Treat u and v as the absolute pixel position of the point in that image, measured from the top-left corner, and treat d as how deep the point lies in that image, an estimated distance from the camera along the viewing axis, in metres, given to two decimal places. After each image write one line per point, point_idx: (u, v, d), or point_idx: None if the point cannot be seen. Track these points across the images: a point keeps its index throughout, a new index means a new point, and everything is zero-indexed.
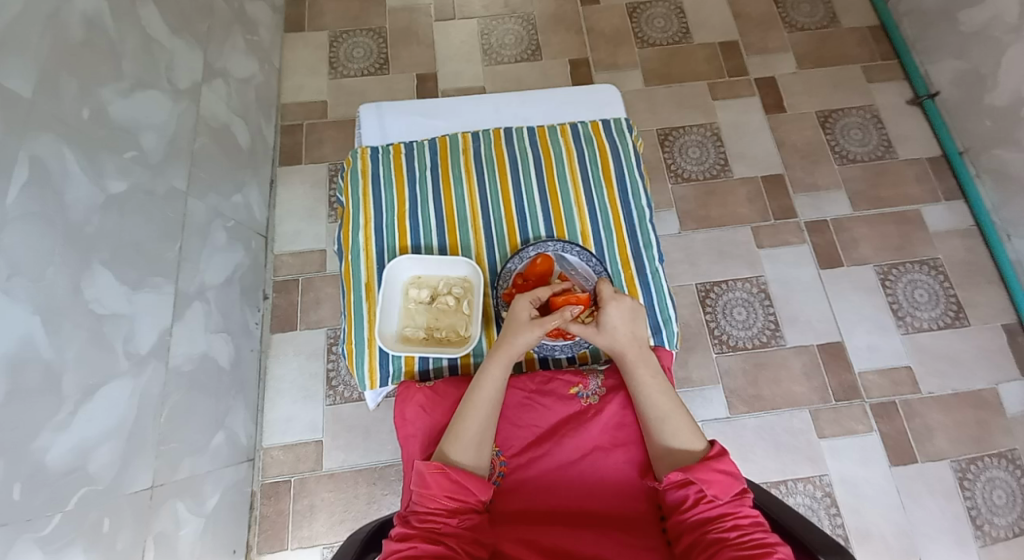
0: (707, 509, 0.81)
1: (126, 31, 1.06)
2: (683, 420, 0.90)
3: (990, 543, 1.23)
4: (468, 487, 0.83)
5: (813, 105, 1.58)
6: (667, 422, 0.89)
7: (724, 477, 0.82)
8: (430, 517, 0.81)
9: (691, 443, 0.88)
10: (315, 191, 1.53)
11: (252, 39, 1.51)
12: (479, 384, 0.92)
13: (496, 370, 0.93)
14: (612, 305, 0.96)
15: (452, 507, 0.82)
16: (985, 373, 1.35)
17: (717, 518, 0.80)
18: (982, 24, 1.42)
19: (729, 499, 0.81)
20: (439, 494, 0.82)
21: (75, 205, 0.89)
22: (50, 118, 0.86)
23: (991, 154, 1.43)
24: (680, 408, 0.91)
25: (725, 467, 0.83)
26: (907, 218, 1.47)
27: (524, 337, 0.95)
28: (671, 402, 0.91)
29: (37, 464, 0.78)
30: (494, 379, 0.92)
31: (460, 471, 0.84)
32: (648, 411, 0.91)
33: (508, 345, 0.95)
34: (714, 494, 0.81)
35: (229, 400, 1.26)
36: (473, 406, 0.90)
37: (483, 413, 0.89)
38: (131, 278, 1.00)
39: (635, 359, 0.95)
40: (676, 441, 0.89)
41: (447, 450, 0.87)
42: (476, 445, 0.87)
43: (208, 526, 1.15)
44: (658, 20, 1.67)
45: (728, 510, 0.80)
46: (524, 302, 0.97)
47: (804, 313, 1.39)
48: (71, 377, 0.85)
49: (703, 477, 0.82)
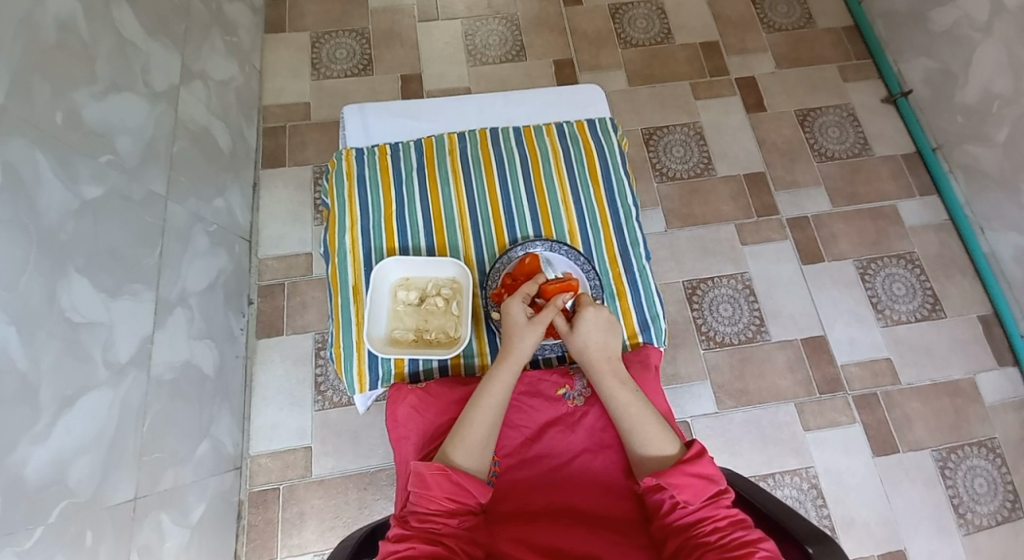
0: (684, 515, 0.82)
1: (100, 32, 1.03)
2: (655, 426, 0.89)
3: (973, 531, 1.26)
4: (469, 488, 0.83)
5: (792, 104, 1.61)
6: (634, 434, 0.89)
7: (697, 481, 0.83)
8: (429, 518, 0.80)
9: (664, 448, 0.88)
10: (299, 194, 1.52)
11: (231, 40, 1.49)
12: (485, 388, 0.91)
13: (507, 375, 0.93)
14: (589, 311, 0.99)
15: (451, 508, 0.82)
16: (962, 363, 1.38)
17: (696, 522, 0.80)
18: (951, 23, 1.46)
19: (704, 502, 0.82)
20: (439, 495, 0.81)
21: (49, 211, 0.87)
22: (22, 122, 0.84)
23: (963, 151, 1.48)
24: (650, 414, 0.90)
25: (699, 470, 0.84)
26: (884, 214, 1.51)
27: (527, 340, 0.96)
28: (643, 410, 0.90)
29: (15, 477, 0.76)
30: (503, 385, 0.92)
31: (461, 473, 0.83)
32: (620, 420, 0.91)
33: (512, 346, 0.95)
34: (685, 499, 0.82)
35: (213, 407, 1.23)
36: (480, 408, 0.89)
37: (490, 417, 0.89)
38: (108, 284, 0.97)
39: (602, 368, 0.94)
40: (648, 448, 0.88)
41: (449, 452, 0.86)
42: (479, 450, 0.87)
43: (194, 537, 1.13)
44: (640, 21, 1.68)
45: (706, 513, 0.80)
46: (520, 301, 0.98)
47: (787, 308, 1.42)
48: (48, 388, 0.83)
49: (675, 482, 0.83)
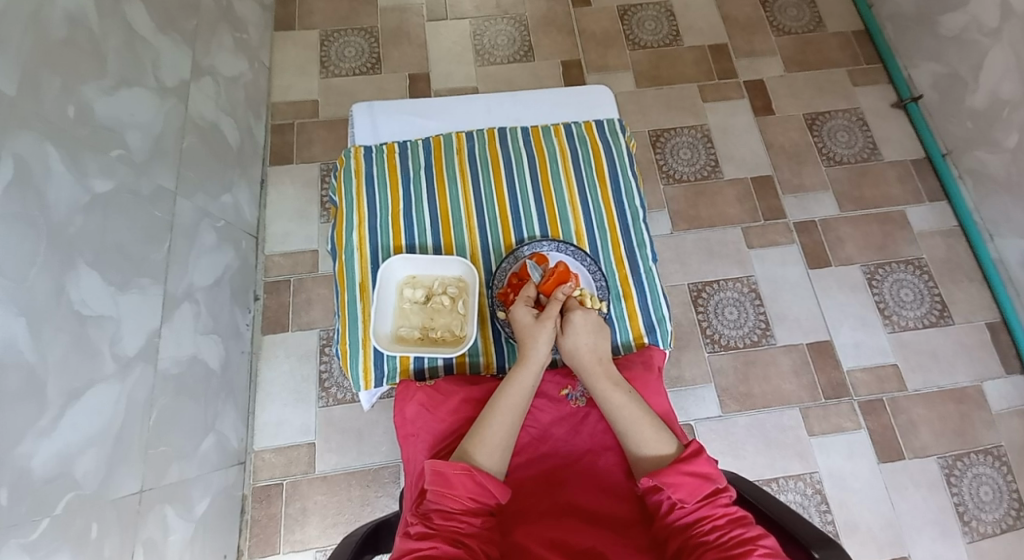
0: (683, 513, 0.81)
1: (110, 29, 1.04)
2: (648, 426, 0.89)
3: (978, 539, 1.25)
4: (490, 488, 0.83)
5: (800, 108, 1.61)
6: (628, 436, 0.90)
7: (692, 480, 0.83)
8: (452, 517, 0.80)
9: (661, 447, 0.88)
10: (306, 192, 1.52)
11: (240, 37, 1.49)
12: (505, 391, 0.92)
13: (528, 380, 0.94)
14: (578, 313, 0.99)
15: (474, 508, 0.82)
16: (968, 369, 1.38)
17: (696, 522, 0.80)
18: (960, 28, 1.46)
19: (700, 501, 0.81)
20: (463, 495, 0.81)
21: (58, 206, 0.87)
22: (31, 116, 0.84)
23: (971, 156, 1.47)
24: (645, 415, 0.90)
25: (694, 470, 0.84)
26: (891, 219, 1.50)
27: (542, 347, 0.96)
28: (636, 412, 0.90)
29: (21, 469, 0.76)
30: (523, 386, 0.93)
31: (485, 474, 0.83)
32: (616, 421, 0.91)
33: (528, 350, 0.96)
34: (681, 498, 0.82)
35: (218, 403, 1.24)
36: (502, 409, 0.90)
37: (510, 418, 0.90)
38: (116, 279, 0.98)
39: (594, 371, 0.95)
40: (644, 449, 0.89)
41: (471, 451, 0.87)
42: (501, 451, 0.87)
43: (198, 532, 1.13)
44: (648, 22, 1.68)
45: (704, 512, 0.80)
46: (524, 305, 1.00)
47: (793, 312, 1.41)
48: (55, 382, 0.83)
49: (670, 482, 0.83)
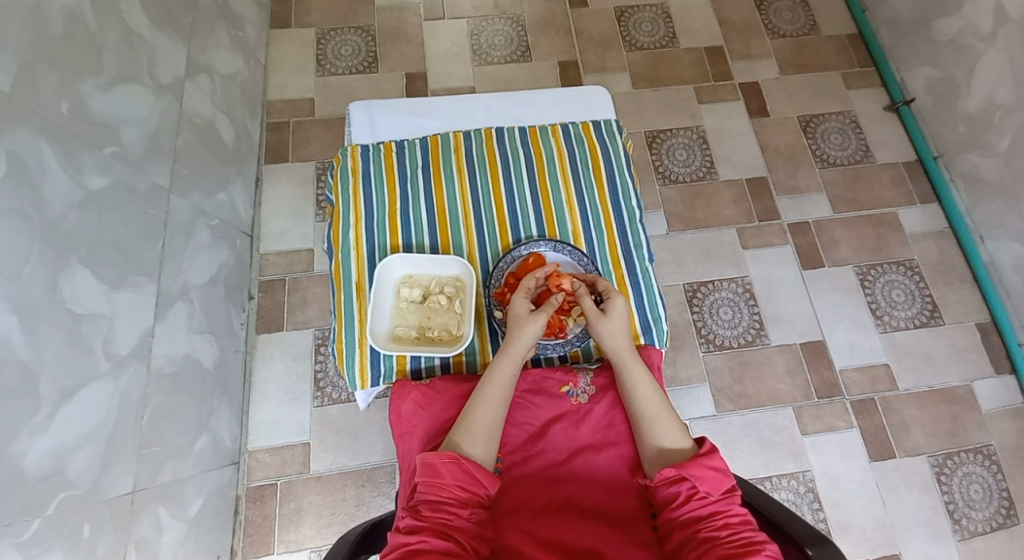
0: (698, 506, 0.82)
1: (107, 24, 1.03)
2: (671, 420, 0.90)
3: (969, 537, 1.27)
4: (479, 479, 0.84)
5: (794, 110, 1.62)
6: (655, 426, 0.89)
7: (714, 474, 0.83)
8: (441, 507, 0.81)
9: (678, 442, 0.89)
10: (302, 190, 1.51)
11: (237, 34, 1.49)
12: (490, 375, 0.92)
13: (507, 366, 0.93)
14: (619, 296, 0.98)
15: (463, 498, 0.82)
16: (959, 370, 1.39)
17: (708, 516, 0.81)
18: (955, 32, 1.47)
19: (719, 495, 0.82)
20: (450, 483, 0.82)
21: (53, 202, 0.86)
22: (28, 111, 0.84)
23: (964, 159, 1.49)
24: (666, 407, 0.91)
25: (715, 463, 0.84)
26: (883, 220, 1.52)
27: (529, 333, 0.95)
28: (660, 403, 0.91)
29: (15, 467, 0.76)
30: (505, 375, 0.92)
31: (473, 462, 0.84)
32: (639, 410, 0.91)
33: (513, 334, 0.96)
34: (705, 490, 0.82)
35: (213, 402, 1.23)
36: (486, 394, 0.90)
37: (495, 408, 0.90)
38: (111, 277, 0.97)
39: (627, 359, 0.94)
40: (665, 441, 0.89)
41: (458, 441, 0.87)
42: (485, 438, 0.87)
43: (191, 531, 1.12)
44: (645, 24, 1.69)
45: (719, 508, 0.81)
46: (523, 296, 0.98)
47: (787, 312, 1.42)
48: (49, 379, 0.82)
49: (695, 474, 0.83)
